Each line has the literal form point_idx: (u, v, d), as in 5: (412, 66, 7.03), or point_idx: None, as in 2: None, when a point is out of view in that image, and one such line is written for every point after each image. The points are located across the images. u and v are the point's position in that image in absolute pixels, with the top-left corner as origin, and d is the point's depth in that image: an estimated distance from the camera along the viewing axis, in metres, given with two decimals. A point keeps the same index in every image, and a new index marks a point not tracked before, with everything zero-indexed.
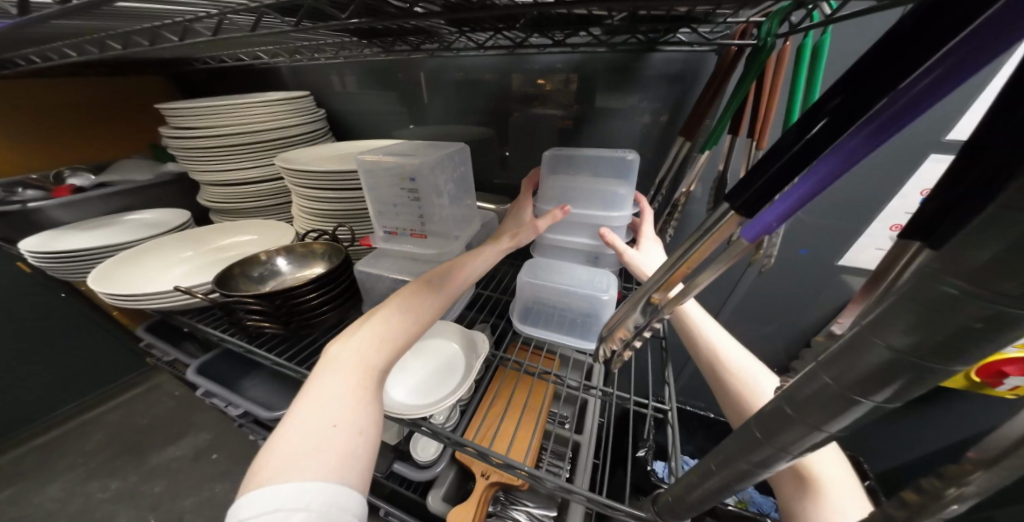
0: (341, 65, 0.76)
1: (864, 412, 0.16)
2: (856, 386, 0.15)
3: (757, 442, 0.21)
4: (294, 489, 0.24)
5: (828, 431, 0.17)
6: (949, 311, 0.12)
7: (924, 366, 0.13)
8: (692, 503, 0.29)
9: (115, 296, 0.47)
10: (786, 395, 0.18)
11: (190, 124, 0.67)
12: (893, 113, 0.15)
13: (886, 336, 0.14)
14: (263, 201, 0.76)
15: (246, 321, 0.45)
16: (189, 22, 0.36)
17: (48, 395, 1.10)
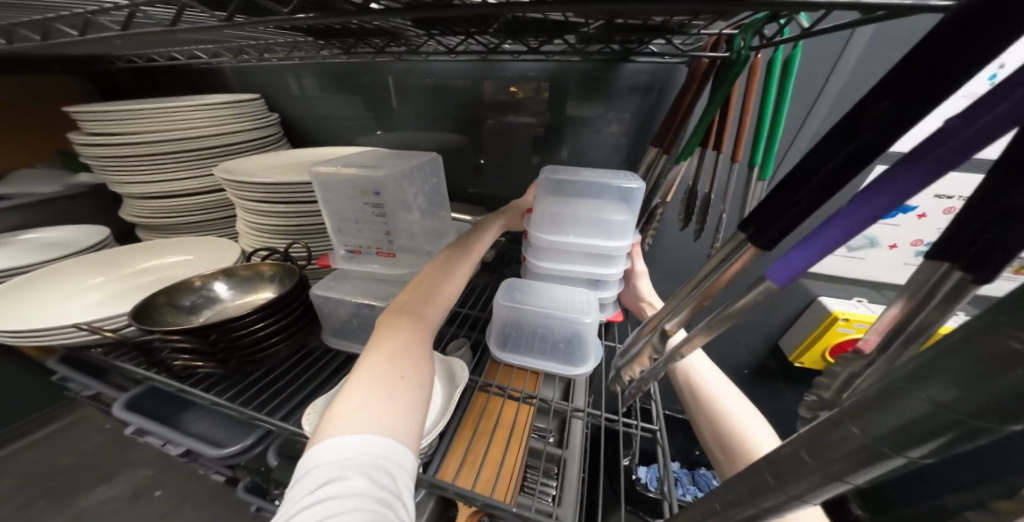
0: (297, 67, 0.70)
1: (893, 466, 0.14)
2: (888, 440, 0.13)
3: (768, 488, 0.19)
4: (357, 442, 0.25)
5: (849, 482, 0.15)
6: (1004, 369, 0.10)
7: (972, 424, 0.11)
8: None
9: (1, 335, 0.39)
10: (804, 439, 0.16)
11: (113, 130, 0.58)
12: (945, 152, 0.15)
13: (925, 389, 0.12)
14: (205, 215, 0.67)
15: (172, 360, 0.38)
16: (90, 13, 0.30)
17: None
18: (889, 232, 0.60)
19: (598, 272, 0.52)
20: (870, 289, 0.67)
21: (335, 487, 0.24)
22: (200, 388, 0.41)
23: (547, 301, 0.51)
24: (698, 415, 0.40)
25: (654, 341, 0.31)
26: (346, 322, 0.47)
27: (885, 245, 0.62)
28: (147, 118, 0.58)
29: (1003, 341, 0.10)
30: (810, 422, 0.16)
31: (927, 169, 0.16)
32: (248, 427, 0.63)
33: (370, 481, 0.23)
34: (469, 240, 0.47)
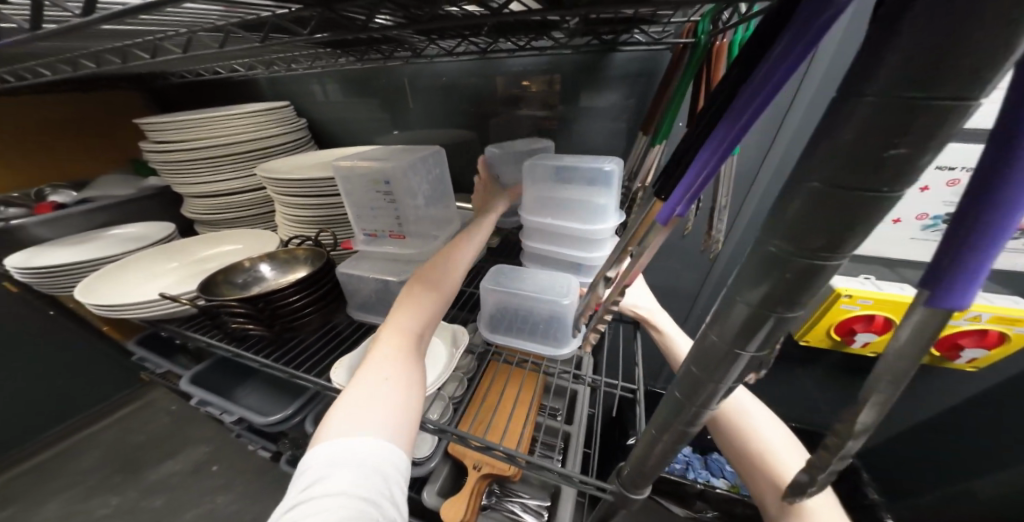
0: (321, 75, 0.78)
1: (749, 362, 0.18)
2: (735, 340, 0.17)
3: (681, 404, 0.23)
4: (355, 443, 0.28)
5: (727, 383, 0.20)
6: (779, 266, 0.14)
7: (777, 314, 0.16)
8: (648, 471, 0.31)
9: (103, 307, 0.49)
10: (694, 355, 0.20)
11: (172, 138, 0.69)
12: (745, 109, 0.18)
13: (744, 295, 0.16)
14: (247, 211, 0.77)
15: (230, 324, 0.47)
16: (160, 40, 0.38)
17: (36, 416, 1.07)
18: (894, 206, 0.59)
19: (581, 256, 0.57)
20: (881, 267, 0.65)
21: (321, 486, 0.26)
22: (251, 351, 0.50)
23: (531, 285, 0.55)
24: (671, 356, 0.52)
25: (598, 286, 0.35)
26: (368, 297, 0.54)
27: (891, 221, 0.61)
28: (198, 127, 0.68)
29: (769, 246, 0.15)
30: (693, 342, 0.20)
31: (738, 124, 0.19)
32: (290, 398, 0.73)
33: (363, 477, 0.26)
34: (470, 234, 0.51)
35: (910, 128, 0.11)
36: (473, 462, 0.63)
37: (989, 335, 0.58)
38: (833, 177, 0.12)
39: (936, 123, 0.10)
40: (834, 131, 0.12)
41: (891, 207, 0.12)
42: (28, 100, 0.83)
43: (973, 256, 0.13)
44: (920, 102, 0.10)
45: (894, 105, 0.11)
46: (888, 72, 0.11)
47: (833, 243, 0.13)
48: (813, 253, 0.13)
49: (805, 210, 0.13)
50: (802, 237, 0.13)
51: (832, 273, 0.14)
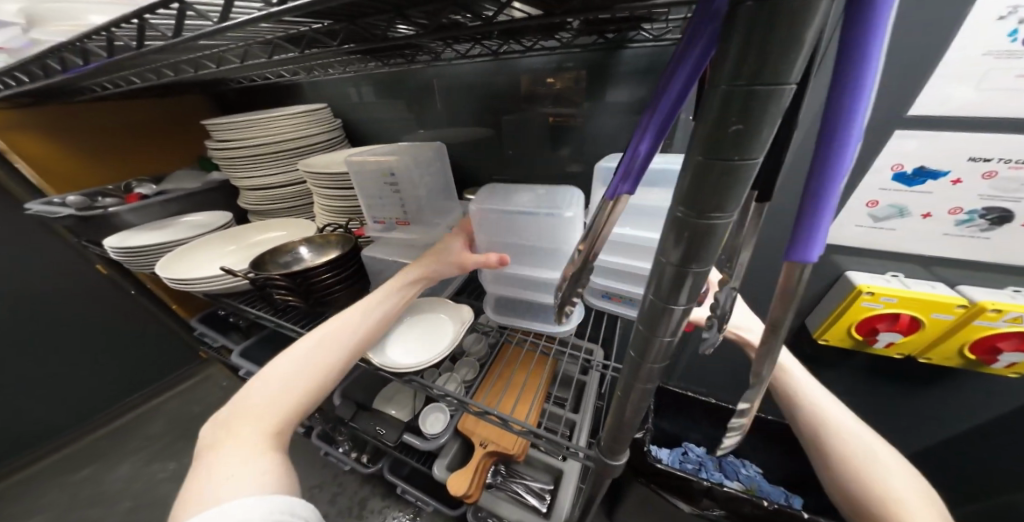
0: (355, 78, 0.85)
1: (683, 316, 0.21)
2: (669, 295, 0.20)
3: (636, 363, 0.24)
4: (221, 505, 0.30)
5: (668, 337, 0.22)
6: (684, 225, 0.17)
7: (694, 270, 0.18)
8: (614, 446, 0.32)
9: (174, 280, 0.59)
10: (641, 317, 0.22)
11: (232, 136, 0.79)
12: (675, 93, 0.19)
13: (668, 255, 0.18)
14: (290, 203, 0.87)
15: (275, 296, 0.54)
16: (222, 52, 0.45)
17: (117, 385, 1.24)
18: (924, 200, 0.54)
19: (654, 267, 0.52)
20: (910, 264, 0.59)
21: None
22: (291, 322, 0.58)
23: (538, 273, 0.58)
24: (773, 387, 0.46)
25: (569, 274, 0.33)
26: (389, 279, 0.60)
27: (918, 216, 0.55)
28: (251, 128, 0.78)
29: (676, 211, 0.17)
30: (642, 307, 0.22)
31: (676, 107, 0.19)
32: None
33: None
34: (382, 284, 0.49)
35: (746, 110, 0.14)
36: (480, 439, 0.67)
37: None
38: (707, 149, 0.15)
39: (764, 104, 0.14)
40: (701, 116, 0.15)
41: (751, 170, 0.15)
42: (124, 105, 0.98)
43: (808, 221, 0.18)
44: (751, 89, 0.14)
45: (736, 94, 0.14)
46: (729, 66, 0.14)
47: (718, 203, 0.16)
48: (705, 213, 0.16)
49: (694, 178, 0.16)
50: (697, 202, 0.16)
51: (723, 230, 0.17)
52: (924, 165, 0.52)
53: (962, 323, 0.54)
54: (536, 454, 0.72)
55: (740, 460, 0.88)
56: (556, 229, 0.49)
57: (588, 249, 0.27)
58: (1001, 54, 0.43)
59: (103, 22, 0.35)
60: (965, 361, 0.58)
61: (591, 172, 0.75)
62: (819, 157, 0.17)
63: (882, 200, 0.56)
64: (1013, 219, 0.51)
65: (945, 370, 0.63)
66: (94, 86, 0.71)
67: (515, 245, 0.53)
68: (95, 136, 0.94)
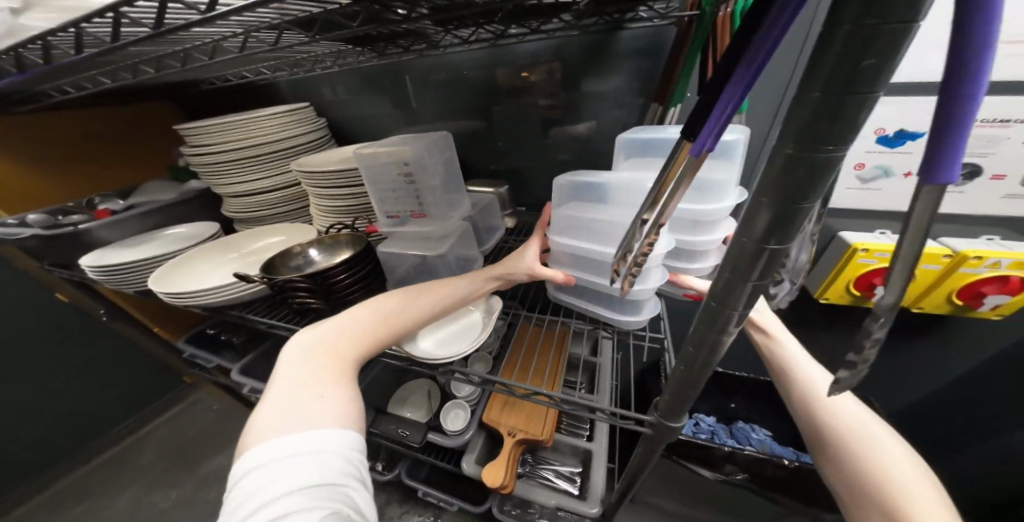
0: (336, 75, 0.81)
1: (776, 259, 0.21)
2: (764, 237, 0.20)
3: (715, 311, 0.25)
4: (270, 443, 0.29)
5: (758, 281, 0.22)
6: (794, 167, 0.17)
7: (795, 211, 0.19)
8: (676, 409, 0.33)
9: (172, 294, 0.54)
10: (726, 263, 0.23)
11: (213, 139, 0.74)
12: (765, 44, 0.19)
13: (769, 198, 0.19)
14: (281, 207, 0.82)
15: (293, 300, 0.51)
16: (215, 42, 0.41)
17: (93, 421, 1.13)
18: (903, 160, 0.57)
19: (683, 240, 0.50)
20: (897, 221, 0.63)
21: (255, 474, 0.28)
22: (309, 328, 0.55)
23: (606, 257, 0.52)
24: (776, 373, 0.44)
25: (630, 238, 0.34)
26: (407, 275, 0.58)
27: (900, 175, 0.59)
28: (235, 130, 0.73)
29: (785, 152, 0.18)
30: (729, 251, 0.22)
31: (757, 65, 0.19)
32: None
33: (287, 454, 0.29)
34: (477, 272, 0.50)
35: (873, 45, 0.14)
36: (507, 429, 0.66)
37: (1010, 281, 0.56)
38: (829, 90, 0.15)
39: (894, 41, 0.14)
40: (817, 59, 0.15)
41: (871, 106, 0.15)
42: (81, 113, 0.89)
43: (955, 138, 0.16)
44: (882, 26, 0.14)
45: (863, 30, 0.14)
46: (859, 4, 0.14)
47: (837, 136, 0.16)
48: (817, 153, 0.17)
49: (808, 118, 0.16)
50: (810, 137, 0.17)
51: (836, 165, 0.17)
52: (904, 128, 0.54)
53: (950, 271, 0.58)
54: (562, 439, 0.72)
55: (750, 425, 0.92)
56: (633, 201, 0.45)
57: (660, 215, 0.28)
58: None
59: (111, 1, 0.30)
60: (953, 307, 0.62)
61: (591, 157, 0.75)
62: (950, 87, 0.15)
63: (868, 162, 0.59)
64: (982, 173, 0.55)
65: (931, 319, 0.68)
66: (51, 91, 0.64)
67: (592, 225, 0.50)
68: (46, 149, 0.85)
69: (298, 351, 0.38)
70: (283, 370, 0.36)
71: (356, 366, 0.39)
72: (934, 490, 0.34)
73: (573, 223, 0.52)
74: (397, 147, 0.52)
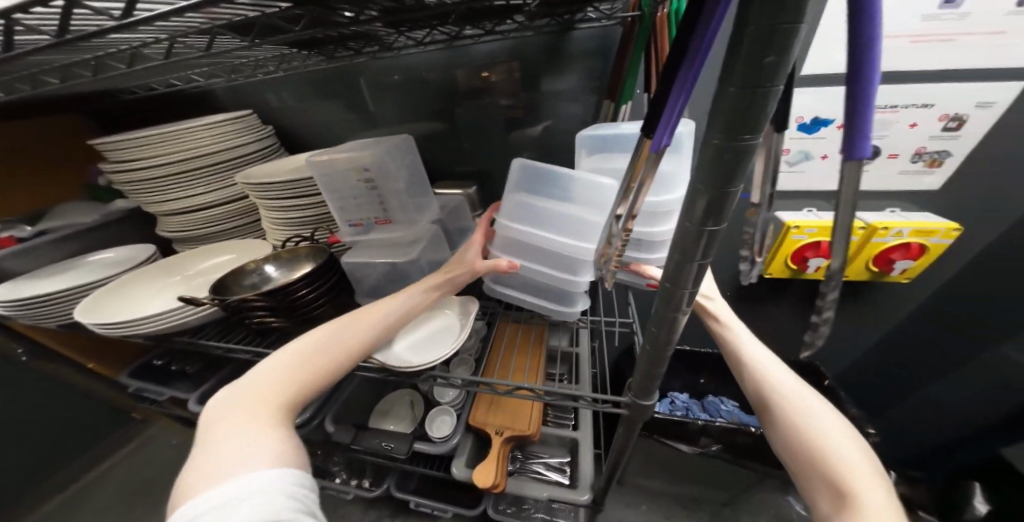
0: (283, 81, 0.77)
1: (716, 238, 0.23)
2: (704, 219, 0.22)
3: (670, 291, 0.27)
4: (192, 502, 0.28)
5: (702, 259, 0.24)
6: (721, 152, 0.19)
7: (726, 192, 0.20)
8: (647, 387, 0.35)
9: (104, 326, 0.49)
10: (675, 246, 0.24)
11: (142, 153, 0.67)
12: (696, 46, 0.21)
13: (704, 183, 0.21)
14: (228, 223, 0.76)
15: (251, 320, 0.48)
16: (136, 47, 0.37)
17: (16, 481, 0.99)
18: (820, 144, 0.64)
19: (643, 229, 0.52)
20: (821, 199, 0.70)
21: None
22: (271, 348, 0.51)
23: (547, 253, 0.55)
24: (727, 359, 0.45)
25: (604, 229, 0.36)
26: (376, 284, 0.56)
27: (819, 158, 0.66)
28: (168, 142, 0.67)
29: (712, 140, 0.19)
30: (677, 233, 0.24)
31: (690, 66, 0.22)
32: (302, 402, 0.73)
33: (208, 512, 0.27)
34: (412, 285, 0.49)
35: (774, 43, 0.16)
36: (495, 428, 0.67)
37: (912, 247, 0.64)
38: (743, 85, 0.17)
39: (786, 40, 0.16)
40: (730, 56, 0.17)
41: (775, 97, 0.17)
42: None
43: (860, 122, 0.18)
44: (778, 27, 0.16)
45: (763, 30, 0.16)
46: (758, 6, 0.15)
47: (753, 125, 0.18)
48: (738, 140, 0.19)
49: (728, 109, 0.18)
50: (730, 128, 0.18)
51: (754, 150, 0.19)
52: (818, 115, 0.61)
53: (865, 243, 0.66)
54: (548, 431, 0.74)
55: (719, 398, 0.99)
56: (600, 204, 0.46)
57: (629, 209, 0.30)
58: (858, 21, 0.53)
59: (5, 4, 0.26)
60: (870, 273, 0.70)
61: (554, 154, 0.77)
62: (853, 72, 0.18)
63: (792, 147, 0.65)
64: (881, 153, 0.62)
65: (859, 285, 0.77)
66: None
67: (541, 214, 0.51)
68: None
69: (238, 390, 0.37)
70: (221, 413, 0.35)
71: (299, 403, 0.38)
72: (869, 462, 0.34)
73: (523, 212, 0.52)
74: (356, 152, 0.51)
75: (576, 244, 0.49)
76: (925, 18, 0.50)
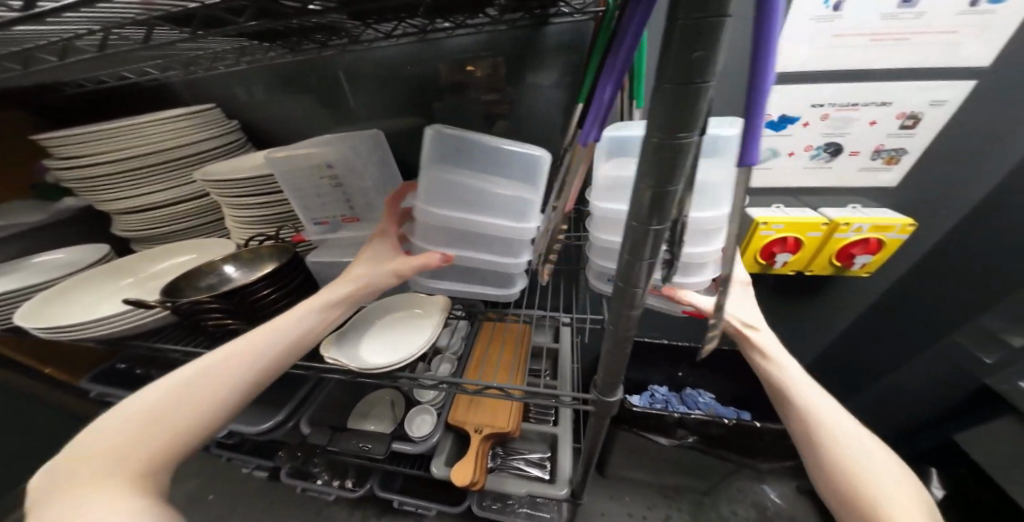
0: (250, 73, 0.74)
1: (661, 236, 0.23)
2: (648, 218, 0.22)
3: (622, 289, 0.27)
4: None
5: (649, 257, 0.24)
6: (658, 150, 0.19)
7: (666, 192, 0.21)
8: (610, 383, 0.35)
9: (50, 331, 0.47)
10: (625, 245, 0.24)
11: (93, 149, 0.63)
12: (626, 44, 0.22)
13: (646, 181, 0.21)
14: (192, 222, 0.74)
15: (208, 322, 0.46)
16: (68, 38, 0.35)
17: None
18: (786, 142, 0.64)
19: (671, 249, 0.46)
20: (788, 195, 0.70)
21: None
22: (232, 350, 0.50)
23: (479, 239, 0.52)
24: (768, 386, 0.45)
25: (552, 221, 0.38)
26: None
27: (784, 156, 0.66)
28: (121, 137, 0.64)
29: (650, 138, 0.19)
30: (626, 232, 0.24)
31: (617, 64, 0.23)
32: (276, 404, 0.72)
33: None
34: (309, 299, 0.47)
35: (702, 38, 0.16)
36: (474, 426, 0.67)
37: (871, 243, 0.66)
38: (676, 82, 0.17)
39: (713, 34, 0.16)
40: (663, 51, 0.17)
41: (707, 95, 0.17)
42: None
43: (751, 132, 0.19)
44: (705, 20, 0.15)
45: (690, 24, 0.16)
46: (684, 1, 0.15)
47: (686, 123, 0.18)
48: (673, 139, 0.19)
49: (663, 107, 0.18)
50: (666, 126, 0.18)
51: (689, 149, 0.19)
52: (785, 113, 0.61)
53: (828, 238, 0.68)
54: (528, 427, 0.74)
55: (696, 390, 1.01)
56: (534, 179, 0.47)
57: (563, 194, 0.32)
58: (821, 18, 0.52)
59: None
60: (833, 268, 0.72)
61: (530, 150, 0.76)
62: (752, 85, 0.18)
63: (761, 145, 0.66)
64: (842, 150, 0.64)
65: (827, 279, 0.79)
66: None
67: (468, 194, 0.48)
68: None
69: (97, 443, 0.33)
70: (70, 473, 0.31)
71: (175, 449, 0.35)
72: (920, 499, 0.35)
73: (449, 194, 0.48)
74: (319, 148, 0.49)
75: (514, 223, 0.49)
76: (884, 17, 0.51)
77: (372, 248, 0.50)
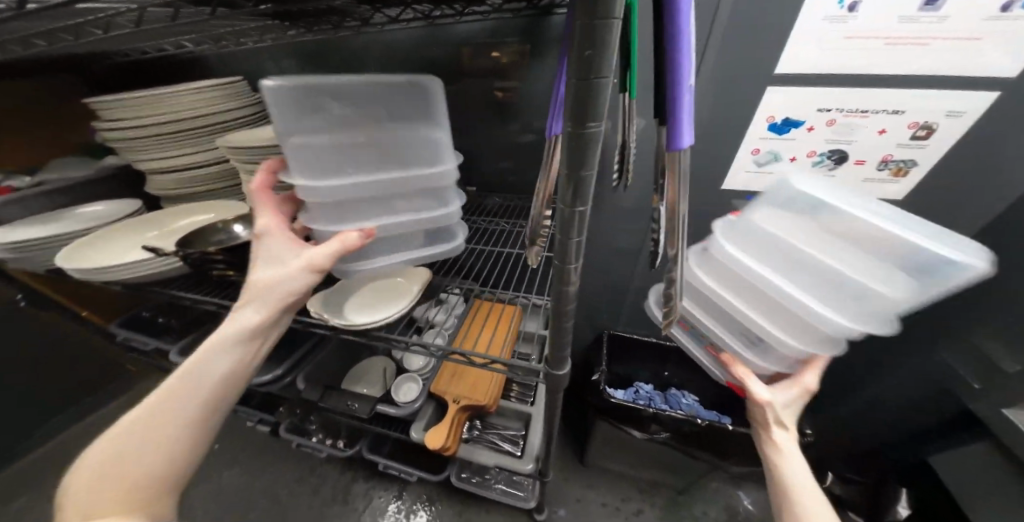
0: (275, 50, 0.79)
1: (584, 218, 0.25)
2: (569, 200, 0.24)
3: (558, 268, 0.29)
4: None
5: (578, 237, 0.27)
6: (571, 137, 0.22)
7: (581, 175, 0.23)
8: (558, 357, 0.38)
9: (86, 271, 0.54)
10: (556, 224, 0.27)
11: (133, 114, 0.71)
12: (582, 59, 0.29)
13: (564, 165, 0.23)
14: (216, 185, 0.81)
15: (214, 272, 0.52)
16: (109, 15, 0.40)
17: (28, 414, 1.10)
18: (791, 145, 0.64)
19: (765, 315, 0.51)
20: None
21: None
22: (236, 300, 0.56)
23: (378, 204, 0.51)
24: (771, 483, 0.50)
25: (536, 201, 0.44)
26: None
27: (788, 160, 0.65)
28: (156, 103, 0.70)
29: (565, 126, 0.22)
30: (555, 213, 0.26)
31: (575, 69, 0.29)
32: (279, 358, 0.79)
33: None
34: (214, 339, 0.47)
35: (593, 39, 0.18)
36: (453, 396, 0.72)
37: None
38: (578, 76, 0.19)
39: (604, 34, 0.18)
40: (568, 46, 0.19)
41: (605, 90, 0.20)
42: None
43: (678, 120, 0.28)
44: (594, 22, 0.18)
45: (584, 24, 0.18)
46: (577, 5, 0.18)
47: (591, 114, 0.20)
48: (581, 128, 0.21)
49: (571, 98, 0.20)
50: (575, 115, 0.21)
51: (595, 138, 0.21)
52: (790, 116, 0.60)
53: None
54: (505, 404, 0.78)
55: (680, 392, 1.02)
56: (419, 113, 0.49)
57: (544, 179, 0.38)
58: (834, 19, 0.50)
59: None
60: None
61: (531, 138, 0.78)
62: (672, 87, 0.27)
63: (763, 147, 0.65)
64: (848, 158, 0.63)
65: None
66: None
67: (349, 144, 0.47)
68: None
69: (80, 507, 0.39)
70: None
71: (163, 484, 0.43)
72: None
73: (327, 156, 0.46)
74: None
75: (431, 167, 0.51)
76: (901, 20, 0.49)
77: (268, 244, 0.48)
